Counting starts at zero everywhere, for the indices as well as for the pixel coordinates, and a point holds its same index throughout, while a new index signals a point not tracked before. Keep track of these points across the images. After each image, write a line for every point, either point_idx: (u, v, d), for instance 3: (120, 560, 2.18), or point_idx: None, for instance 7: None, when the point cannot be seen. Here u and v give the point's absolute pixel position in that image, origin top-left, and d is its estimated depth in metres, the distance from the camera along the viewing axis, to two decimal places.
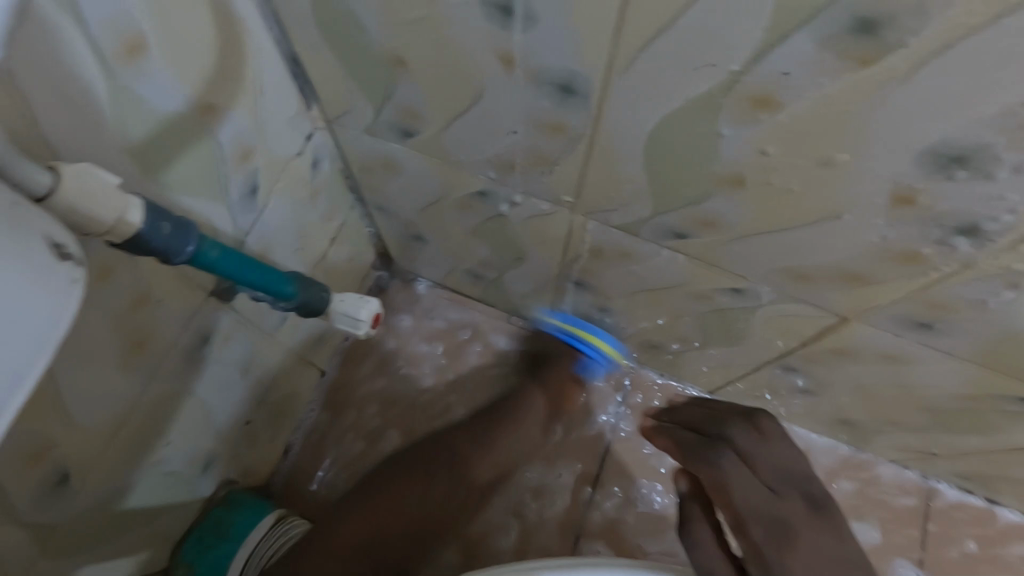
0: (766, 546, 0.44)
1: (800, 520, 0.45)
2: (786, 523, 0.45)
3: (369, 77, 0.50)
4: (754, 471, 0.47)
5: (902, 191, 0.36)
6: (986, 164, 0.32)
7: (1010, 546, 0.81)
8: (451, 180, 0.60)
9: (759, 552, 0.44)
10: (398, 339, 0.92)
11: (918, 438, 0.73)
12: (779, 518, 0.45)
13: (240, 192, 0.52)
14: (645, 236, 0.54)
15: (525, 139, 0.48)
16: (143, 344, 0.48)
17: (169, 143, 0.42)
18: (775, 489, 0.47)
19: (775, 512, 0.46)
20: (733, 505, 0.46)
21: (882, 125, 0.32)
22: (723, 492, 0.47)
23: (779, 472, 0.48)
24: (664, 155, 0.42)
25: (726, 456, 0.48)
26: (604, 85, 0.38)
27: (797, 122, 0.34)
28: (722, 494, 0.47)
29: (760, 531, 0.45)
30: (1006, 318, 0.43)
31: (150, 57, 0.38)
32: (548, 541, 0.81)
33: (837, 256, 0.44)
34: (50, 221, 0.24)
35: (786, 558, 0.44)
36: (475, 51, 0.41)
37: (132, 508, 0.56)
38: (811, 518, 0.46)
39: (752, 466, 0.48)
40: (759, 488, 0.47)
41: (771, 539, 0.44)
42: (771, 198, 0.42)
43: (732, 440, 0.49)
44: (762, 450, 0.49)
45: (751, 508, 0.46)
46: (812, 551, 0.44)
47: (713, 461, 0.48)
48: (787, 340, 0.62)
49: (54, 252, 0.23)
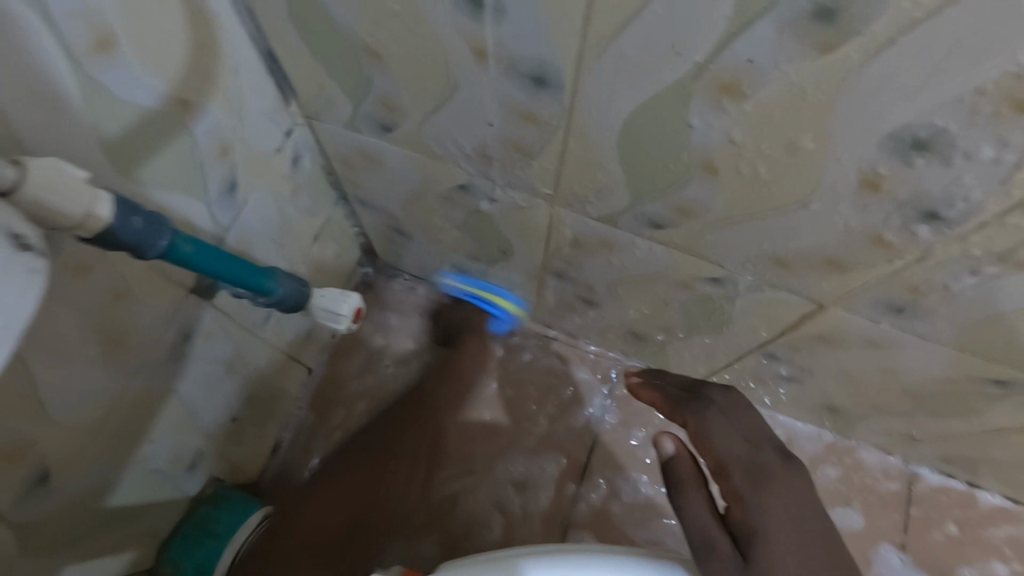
0: (744, 488, 0.48)
1: (776, 471, 0.50)
2: (764, 470, 0.50)
3: (346, 71, 0.50)
4: (734, 424, 0.54)
5: (870, 176, 0.36)
6: (949, 147, 0.32)
7: (991, 528, 0.82)
8: (432, 174, 0.60)
9: (739, 494, 0.48)
10: (386, 334, 0.92)
11: (900, 422, 0.75)
12: (755, 464, 0.50)
13: (219, 187, 0.52)
14: (623, 227, 0.54)
15: (502, 131, 0.48)
16: (123, 340, 0.48)
17: (143, 138, 0.42)
18: (753, 442, 0.53)
19: (753, 459, 0.51)
20: (714, 451, 0.52)
21: (848, 111, 0.33)
22: (705, 438, 0.53)
23: (756, 430, 0.54)
24: (638, 145, 0.42)
25: (702, 405, 0.56)
26: (575, 75, 0.38)
27: (764, 109, 0.35)
28: (704, 441, 0.53)
29: (737, 475, 0.49)
30: (976, 301, 0.44)
31: (120, 51, 0.38)
32: (538, 533, 0.81)
33: (811, 243, 0.45)
34: (9, 215, 0.25)
35: (761, 500, 0.48)
36: (448, 44, 0.41)
37: (115, 507, 0.55)
38: (785, 467, 0.51)
39: (731, 420, 0.54)
40: (737, 439, 0.52)
41: (749, 481, 0.49)
42: (743, 186, 0.42)
43: (711, 398, 0.57)
44: (738, 409, 0.55)
45: (731, 456, 0.51)
46: (785, 496, 0.49)
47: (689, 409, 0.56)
48: (767, 327, 0.62)
49: (13, 242, 0.24)
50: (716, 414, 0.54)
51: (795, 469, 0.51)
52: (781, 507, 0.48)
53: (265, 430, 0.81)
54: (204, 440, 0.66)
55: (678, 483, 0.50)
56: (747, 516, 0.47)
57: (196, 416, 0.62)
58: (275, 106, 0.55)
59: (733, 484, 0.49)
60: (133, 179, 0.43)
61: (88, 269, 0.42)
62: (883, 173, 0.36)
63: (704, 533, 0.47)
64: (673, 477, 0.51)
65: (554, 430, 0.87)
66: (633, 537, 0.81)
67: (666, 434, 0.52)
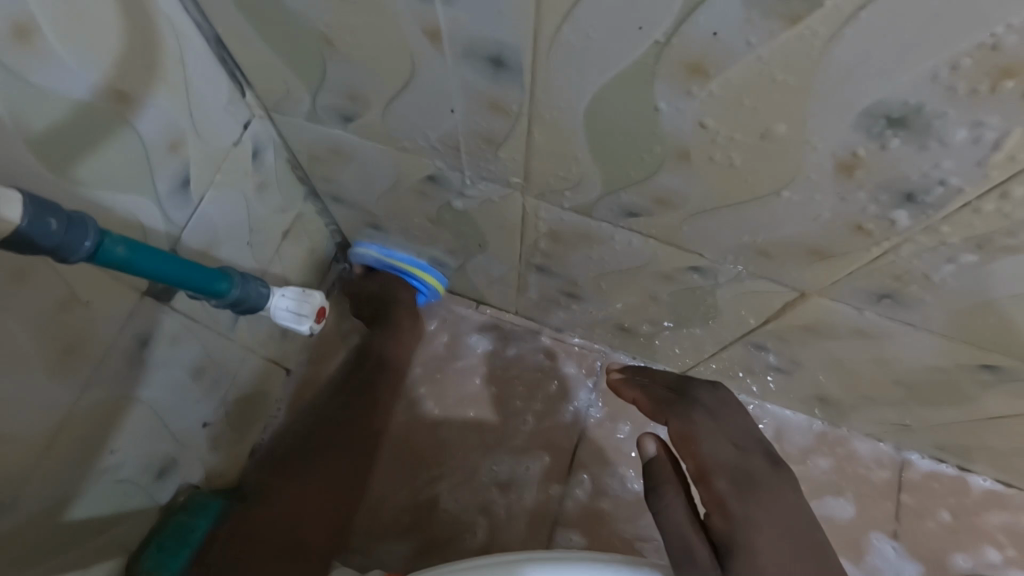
0: (729, 494, 0.46)
1: (762, 478, 0.48)
2: (750, 476, 0.48)
3: (299, 59, 0.47)
4: (720, 427, 0.51)
5: (848, 159, 0.34)
6: (929, 124, 0.30)
7: (984, 513, 0.81)
8: (400, 166, 0.58)
9: (722, 501, 0.46)
10: (365, 332, 0.90)
11: (891, 410, 0.73)
12: (741, 469, 0.48)
13: (171, 186, 0.49)
14: (598, 216, 0.52)
15: (465, 119, 0.45)
16: (74, 348, 0.46)
17: (78, 135, 0.39)
18: (740, 446, 0.50)
19: (740, 464, 0.48)
20: (699, 454, 0.49)
21: (821, 90, 0.30)
22: (692, 441, 0.50)
23: (743, 434, 0.52)
24: (605, 130, 0.40)
25: (689, 406, 0.53)
26: (534, 57, 0.36)
27: (733, 89, 0.32)
28: (689, 443, 0.50)
29: (723, 480, 0.47)
30: (963, 286, 0.42)
31: (44, 41, 0.35)
32: (525, 532, 0.80)
33: (790, 230, 0.43)
34: None
35: (746, 507, 0.46)
36: (399, 27, 0.39)
37: (79, 521, 0.53)
38: (771, 476, 0.48)
39: (717, 423, 0.52)
40: (723, 443, 0.50)
41: (734, 486, 0.47)
42: (717, 172, 0.40)
43: (698, 399, 0.54)
44: (725, 412, 0.53)
45: (715, 461, 0.48)
46: (772, 503, 0.46)
47: (675, 410, 0.54)
48: (751, 317, 0.60)
49: None
50: (703, 416, 0.52)
51: (781, 477, 0.49)
52: (767, 515, 0.45)
53: (241, 435, 0.79)
54: (172, 448, 0.64)
55: (658, 484, 0.48)
56: (729, 525, 0.45)
57: (162, 424, 0.60)
58: (229, 98, 0.53)
59: (715, 490, 0.47)
60: (70, 181, 0.40)
61: (26, 275, 0.39)
62: (862, 154, 0.33)
63: (683, 538, 0.45)
64: (653, 480, 0.49)
65: (540, 426, 0.85)
66: (622, 533, 0.80)
67: (649, 435, 0.51)
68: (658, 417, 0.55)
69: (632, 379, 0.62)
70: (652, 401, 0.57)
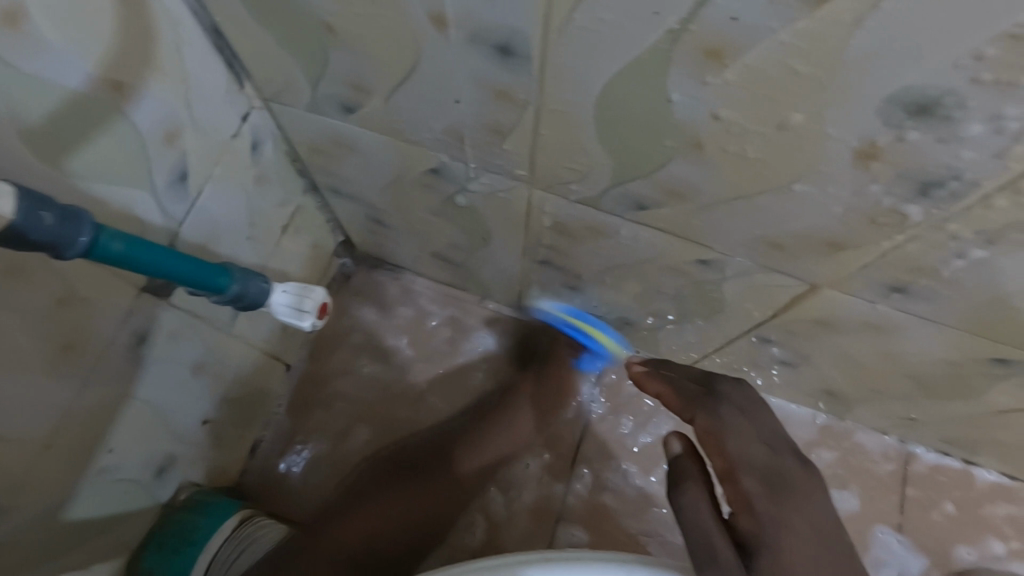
0: (757, 495, 0.45)
1: (791, 477, 0.47)
2: (779, 477, 0.47)
3: (298, 47, 0.45)
4: (749, 425, 0.50)
5: (869, 147, 0.33)
6: (960, 110, 0.29)
7: (989, 506, 0.81)
8: (402, 158, 0.57)
9: (749, 501, 0.45)
10: (367, 327, 0.89)
11: (898, 404, 0.72)
12: (771, 470, 0.47)
13: (168, 179, 0.48)
14: (606, 209, 0.51)
15: (471, 108, 0.44)
16: (75, 346, 0.44)
17: (70, 126, 0.38)
18: (769, 446, 0.49)
19: (769, 465, 0.47)
20: (728, 454, 0.48)
21: (847, 77, 0.29)
22: (718, 439, 0.48)
23: (771, 434, 0.50)
24: (616, 120, 0.39)
25: (716, 401, 0.51)
26: (544, 42, 0.35)
27: (751, 75, 0.31)
28: (717, 442, 0.48)
29: (751, 481, 0.46)
30: (981, 279, 0.41)
31: (33, 27, 0.34)
32: (529, 528, 0.79)
33: (805, 222, 0.42)
34: None
35: (778, 510, 0.45)
36: (404, 12, 0.37)
37: (80, 522, 0.52)
38: (798, 475, 0.48)
39: (745, 420, 0.50)
40: (751, 441, 0.49)
41: (763, 488, 0.46)
42: (730, 164, 0.39)
43: (727, 395, 0.52)
44: (751, 407, 0.52)
45: (743, 459, 0.47)
46: (802, 506, 0.46)
47: (703, 404, 0.51)
48: (761, 312, 0.59)
49: None
50: (733, 413, 0.50)
51: (807, 476, 0.48)
52: (794, 518, 0.45)
53: (242, 432, 0.78)
54: (172, 446, 0.63)
55: (681, 481, 0.47)
56: (756, 525, 0.44)
57: (161, 423, 0.59)
58: (227, 88, 0.51)
59: (742, 490, 0.46)
60: (63, 173, 0.39)
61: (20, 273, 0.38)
62: (884, 144, 0.32)
63: (706, 537, 0.44)
64: (675, 475, 0.47)
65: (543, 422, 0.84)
66: (626, 528, 0.79)
67: (672, 432, 0.49)
68: (681, 409, 0.52)
69: (652, 369, 0.59)
70: (676, 394, 0.54)
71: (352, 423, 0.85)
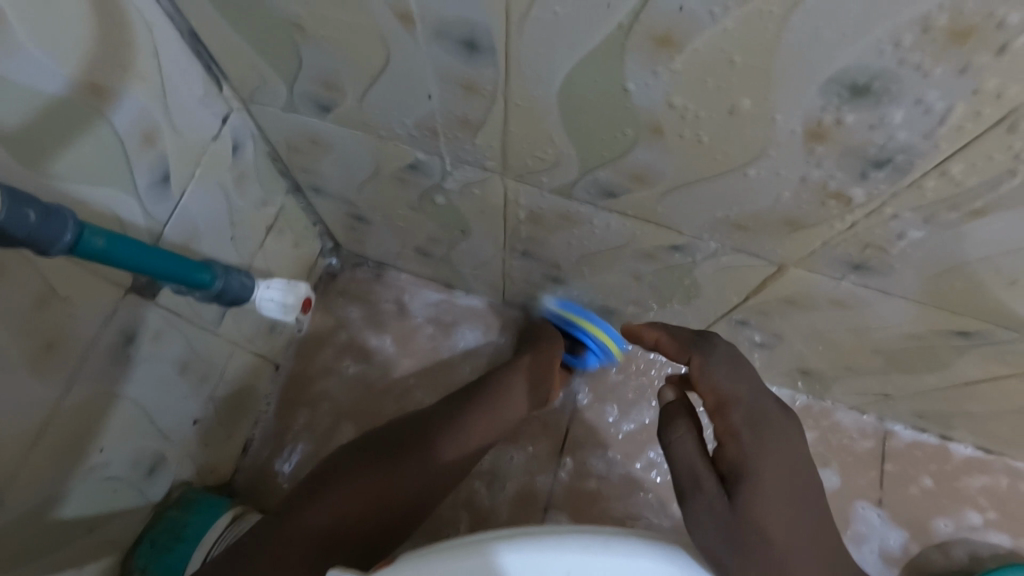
0: (741, 428, 0.47)
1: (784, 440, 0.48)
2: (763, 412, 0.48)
3: (273, 47, 0.47)
4: (740, 364, 0.51)
5: (815, 127, 0.35)
6: (895, 88, 0.30)
7: (965, 479, 0.83)
8: (379, 154, 0.58)
9: (734, 432, 0.47)
10: (354, 325, 0.90)
11: (872, 381, 0.75)
12: (758, 407, 0.48)
13: (149, 180, 0.49)
14: (579, 197, 0.52)
15: (441, 103, 0.46)
16: (55, 345, 0.45)
17: (53, 129, 0.40)
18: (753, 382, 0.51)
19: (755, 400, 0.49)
20: (716, 390, 0.49)
21: (787, 62, 0.31)
22: (708, 377, 0.50)
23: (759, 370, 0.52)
24: (578, 108, 0.41)
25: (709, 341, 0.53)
26: (506, 35, 0.36)
27: (701, 62, 0.33)
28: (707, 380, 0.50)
29: (738, 415, 0.48)
30: (932, 253, 0.43)
31: (16, 34, 0.35)
32: (518, 515, 0.81)
33: (764, 204, 0.44)
34: None
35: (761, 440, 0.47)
36: (371, 10, 0.39)
37: (70, 520, 0.53)
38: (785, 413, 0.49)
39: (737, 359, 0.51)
40: (741, 380, 0.50)
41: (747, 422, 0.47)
42: (688, 149, 0.40)
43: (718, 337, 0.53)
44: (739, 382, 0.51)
45: (732, 395, 0.49)
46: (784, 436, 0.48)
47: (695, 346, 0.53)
48: (734, 294, 0.61)
49: None
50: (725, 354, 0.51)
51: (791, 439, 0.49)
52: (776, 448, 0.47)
53: (233, 430, 0.79)
54: (163, 443, 0.64)
55: (671, 421, 0.49)
56: (740, 454, 0.46)
57: (148, 420, 0.60)
58: (204, 91, 0.52)
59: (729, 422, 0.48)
60: (45, 175, 0.40)
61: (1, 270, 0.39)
62: (827, 124, 0.34)
63: (692, 472, 0.47)
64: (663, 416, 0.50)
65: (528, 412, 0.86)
66: (614, 512, 0.81)
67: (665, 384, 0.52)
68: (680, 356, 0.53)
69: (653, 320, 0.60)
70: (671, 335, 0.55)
71: (342, 419, 0.86)
